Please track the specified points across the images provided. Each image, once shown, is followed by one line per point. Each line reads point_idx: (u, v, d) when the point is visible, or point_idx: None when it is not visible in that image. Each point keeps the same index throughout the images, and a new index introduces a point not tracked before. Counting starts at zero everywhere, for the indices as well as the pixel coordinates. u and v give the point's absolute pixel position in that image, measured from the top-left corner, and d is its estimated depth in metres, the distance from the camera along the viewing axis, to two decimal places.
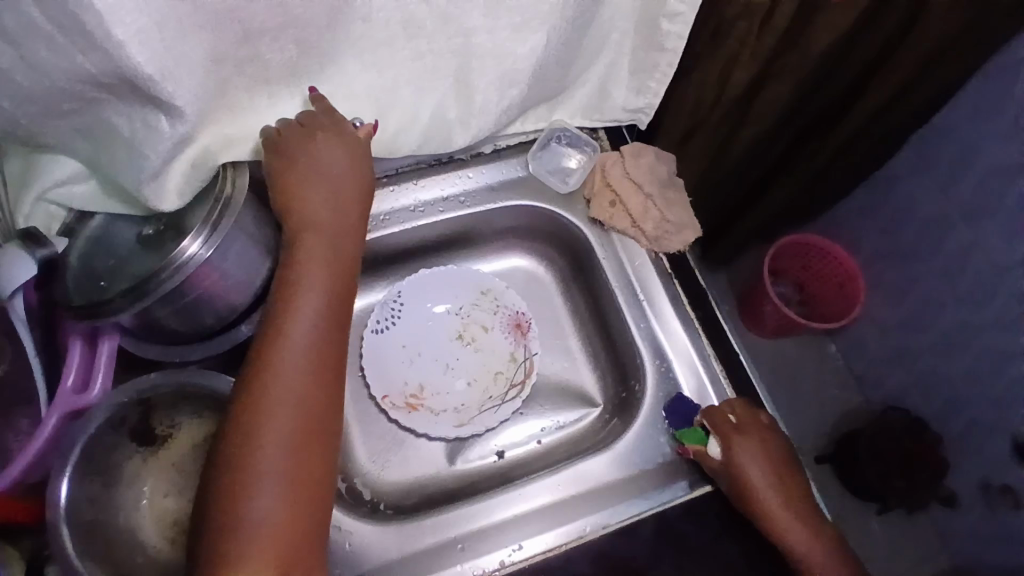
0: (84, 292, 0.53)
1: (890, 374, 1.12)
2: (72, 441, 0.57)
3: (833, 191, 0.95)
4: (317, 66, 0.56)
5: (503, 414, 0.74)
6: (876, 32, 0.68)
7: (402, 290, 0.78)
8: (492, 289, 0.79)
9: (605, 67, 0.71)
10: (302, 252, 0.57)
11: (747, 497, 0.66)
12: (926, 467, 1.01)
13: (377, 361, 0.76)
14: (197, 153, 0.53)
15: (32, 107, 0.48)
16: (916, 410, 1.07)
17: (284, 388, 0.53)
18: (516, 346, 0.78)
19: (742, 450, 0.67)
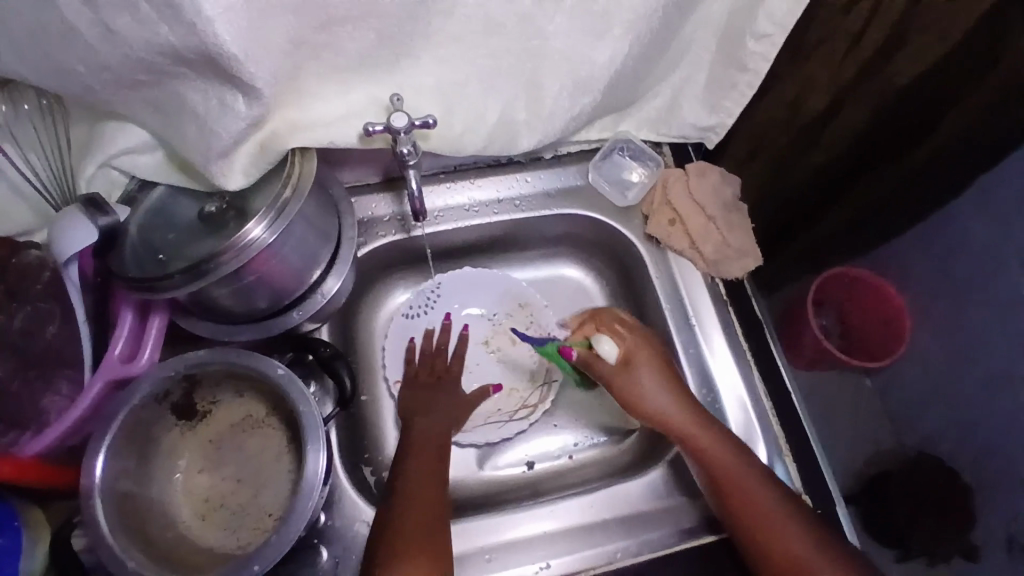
0: (143, 264, 0.53)
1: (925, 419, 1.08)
2: (114, 411, 0.56)
3: (898, 221, 0.91)
4: (392, 59, 0.55)
5: (510, 432, 0.72)
6: (958, 67, 0.65)
7: (442, 281, 0.77)
8: (528, 303, 0.77)
9: (679, 82, 0.68)
10: (427, 389, 0.69)
11: (637, 393, 0.66)
12: (956, 516, 1.00)
13: (398, 346, 0.75)
14: (267, 137, 0.53)
15: (108, 76, 0.47)
16: (949, 458, 1.05)
17: (406, 479, 0.60)
18: (540, 367, 0.76)
19: (634, 349, 0.68)
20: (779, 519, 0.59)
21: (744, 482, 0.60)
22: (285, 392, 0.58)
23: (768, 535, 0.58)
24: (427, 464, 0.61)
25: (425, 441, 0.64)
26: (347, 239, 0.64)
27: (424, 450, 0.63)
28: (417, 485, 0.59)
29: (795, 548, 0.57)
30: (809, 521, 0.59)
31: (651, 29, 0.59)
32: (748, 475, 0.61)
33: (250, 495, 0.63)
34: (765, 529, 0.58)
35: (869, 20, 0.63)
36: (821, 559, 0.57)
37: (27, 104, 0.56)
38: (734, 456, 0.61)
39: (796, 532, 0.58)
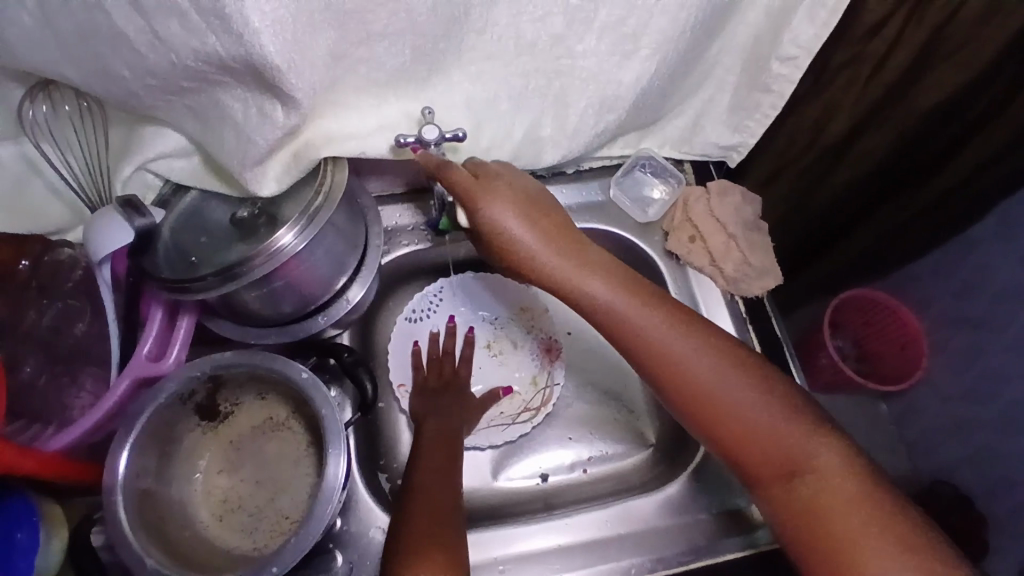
0: (175, 265, 0.54)
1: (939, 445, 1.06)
2: (139, 409, 0.57)
3: (915, 245, 0.92)
4: (424, 74, 0.56)
5: (512, 435, 0.72)
6: (983, 95, 0.66)
7: (445, 286, 0.77)
8: (531, 308, 0.78)
9: (704, 102, 0.69)
10: (436, 395, 0.70)
11: (524, 259, 0.60)
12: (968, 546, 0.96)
13: (403, 349, 0.74)
14: (301, 145, 0.54)
15: (152, 81, 0.48)
16: (963, 485, 1.02)
17: (423, 465, 0.62)
18: (540, 370, 0.76)
19: (500, 196, 0.58)
20: (705, 378, 0.57)
21: (665, 350, 0.58)
22: (309, 397, 0.58)
23: (698, 399, 0.56)
24: (437, 474, 0.61)
25: (430, 448, 0.64)
26: (373, 247, 0.65)
27: (433, 462, 0.62)
28: (428, 495, 0.58)
29: (725, 404, 0.56)
30: (735, 368, 0.57)
31: (679, 51, 0.60)
32: (667, 339, 0.58)
33: (267, 498, 0.64)
34: (692, 393, 0.57)
35: (894, 45, 0.64)
36: (751, 408, 0.55)
37: (66, 105, 0.56)
38: (651, 325, 0.58)
39: (725, 387, 0.56)
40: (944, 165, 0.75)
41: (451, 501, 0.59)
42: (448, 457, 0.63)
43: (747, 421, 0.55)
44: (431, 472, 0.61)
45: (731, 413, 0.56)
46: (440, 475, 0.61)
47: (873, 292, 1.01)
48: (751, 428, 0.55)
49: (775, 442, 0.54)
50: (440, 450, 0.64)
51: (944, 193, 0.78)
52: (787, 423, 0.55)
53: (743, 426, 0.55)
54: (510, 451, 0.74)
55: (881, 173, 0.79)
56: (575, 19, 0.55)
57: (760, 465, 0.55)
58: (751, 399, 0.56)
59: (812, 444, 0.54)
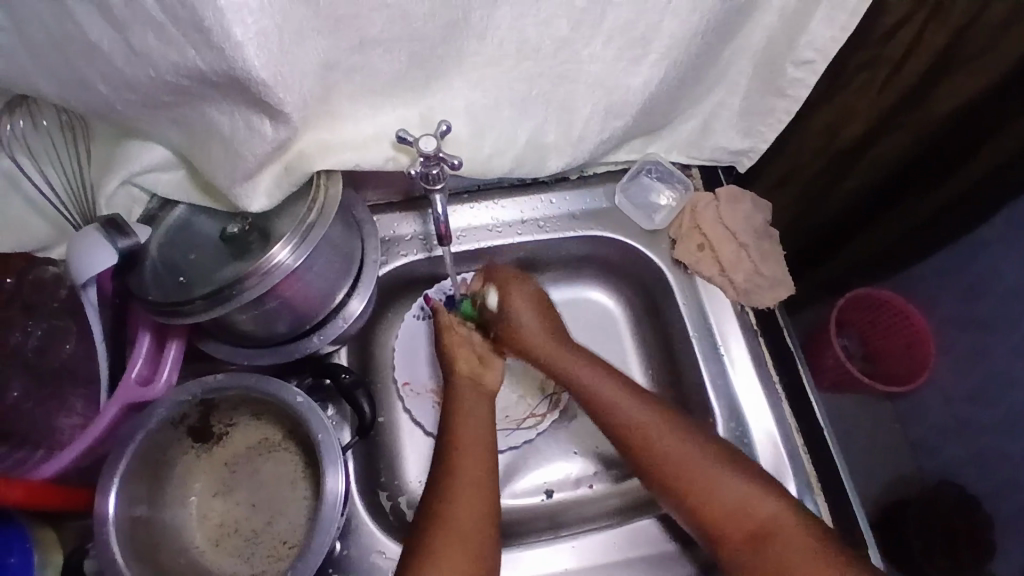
0: (163, 286, 0.51)
1: (944, 446, 1.03)
2: (130, 435, 0.55)
3: (919, 247, 0.90)
4: (422, 81, 0.53)
5: (514, 442, 0.70)
6: (996, 103, 0.64)
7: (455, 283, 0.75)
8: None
9: (713, 106, 0.66)
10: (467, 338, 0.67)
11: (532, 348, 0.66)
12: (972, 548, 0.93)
13: (410, 347, 0.72)
14: (292, 159, 0.51)
15: (132, 95, 0.45)
16: (969, 488, 0.99)
17: (465, 437, 0.60)
18: (548, 376, 0.74)
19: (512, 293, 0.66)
20: (686, 458, 0.59)
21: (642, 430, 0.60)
22: (304, 422, 0.56)
23: (676, 474, 0.59)
24: (471, 480, 0.57)
25: (466, 442, 0.60)
26: (370, 261, 0.62)
27: (472, 459, 0.58)
28: (461, 507, 0.55)
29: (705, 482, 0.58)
30: (694, 442, 0.59)
31: (689, 55, 0.57)
32: (647, 419, 0.61)
33: (264, 522, 0.62)
34: (671, 471, 0.59)
35: (910, 49, 0.61)
36: (719, 488, 0.57)
37: (46, 118, 0.55)
38: (627, 405, 0.61)
39: (703, 466, 0.58)
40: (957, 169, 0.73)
41: (482, 483, 0.57)
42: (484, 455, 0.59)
43: (723, 500, 0.57)
44: (466, 476, 0.57)
45: (710, 493, 0.57)
46: (474, 479, 0.57)
47: (880, 291, 0.97)
48: (727, 506, 0.57)
49: (750, 515, 0.56)
50: (477, 444, 0.60)
51: (955, 195, 0.76)
52: (754, 496, 0.57)
53: (722, 504, 0.57)
54: (513, 467, 0.72)
55: (892, 180, 0.76)
56: (581, 23, 0.52)
57: (735, 538, 0.57)
58: (715, 476, 0.58)
59: (781, 515, 0.56)
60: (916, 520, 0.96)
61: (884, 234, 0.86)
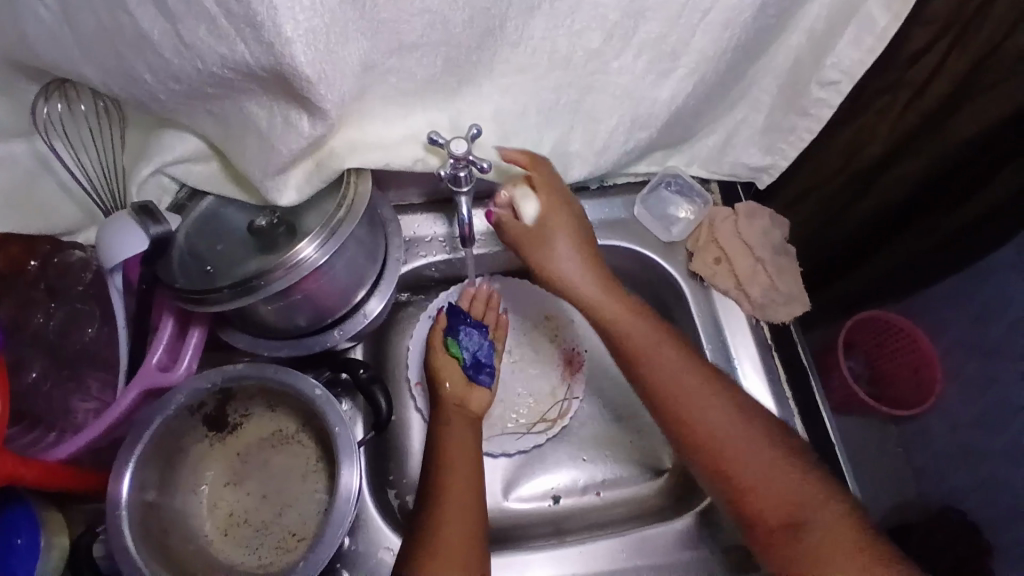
0: (189, 275, 0.52)
1: (948, 471, 1.02)
2: (147, 421, 0.55)
3: (929, 271, 0.90)
4: (455, 85, 0.54)
5: (525, 444, 0.71)
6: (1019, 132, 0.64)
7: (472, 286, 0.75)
8: (556, 317, 0.78)
9: (736, 122, 0.67)
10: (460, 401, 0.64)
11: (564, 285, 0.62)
12: None
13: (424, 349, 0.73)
14: (325, 155, 0.52)
15: (175, 85, 0.47)
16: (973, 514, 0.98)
17: (455, 438, 0.60)
18: (561, 382, 0.75)
19: (547, 241, 0.61)
20: (721, 431, 0.58)
21: (692, 407, 0.59)
22: (321, 413, 0.57)
23: (712, 445, 0.58)
24: (458, 519, 0.55)
25: (450, 480, 0.57)
26: (392, 259, 0.63)
27: (459, 499, 0.56)
28: (454, 548, 0.53)
29: (744, 455, 0.57)
30: (732, 414, 0.58)
31: (717, 71, 0.58)
32: (689, 388, 0.59)
33: (274, 513, 0.62)
34: (706, 439, 0.58)
35: (935, 74, 0.61)
36: (750, 462, 0.56)
37: (83, 104, 0.55)
38: (676, 374, 0.60)
39: (743, 440, 0.57)
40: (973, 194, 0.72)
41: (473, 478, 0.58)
42: (468, 493, 0.56)
43: (755, 478, 0.56)
44: (456, 517, 0.55)
45: (734, 463, 0.57)
46: (462, 518, 0.55)
47: (885, 313, 0.98)
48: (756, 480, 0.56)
49: (775, 493, 0.55)
50: (462, 479, 0.57)
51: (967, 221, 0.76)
52: (783, 477, 0.55)
53: (751, 480, 0.56)
54: (520, 470, 0.72)
55: (909, 202, 0.76)
56: (613, 35, 0.53)
57: (759, 509, 0.55)
58: (750, 450, 0.57)
59: (818, 506, 0.54)
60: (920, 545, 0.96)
61: (896, 257, 0.86)
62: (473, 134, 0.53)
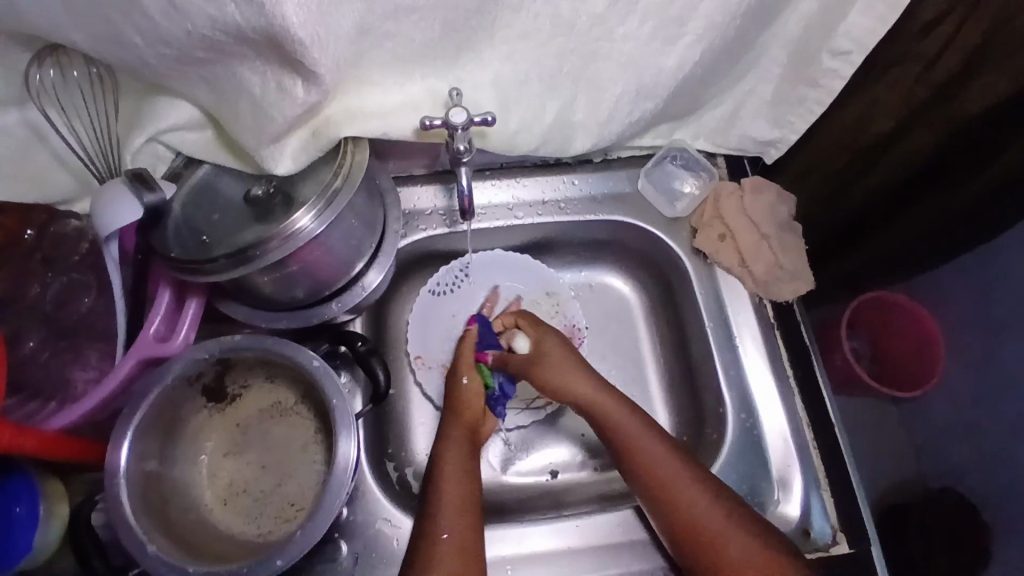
0: (184, 244, 0.51)
1: (949, 452, 1.02)
2: (144, 392, 0.55)
3: (933, 252, 0.89)
4: (454, 52, 0.53)
5: (525, 419, 0.72)
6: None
7: (471, 262, 0.75)
8: (558, 293, 0.76)
9: (744, 94, 0.65)
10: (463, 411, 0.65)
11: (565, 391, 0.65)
12: (971, 555, 0.93)
13: (423, 324, 0.73)
14: (321, 124, 0.51)
15: (166, 49, 0.45)
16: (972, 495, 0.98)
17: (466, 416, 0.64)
18: None
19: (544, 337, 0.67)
20: (700, 514, 0.58)
21: (672, 492, 0.59)
22: (318, 385, 0.56)
23: (693, 527, 0.58)
24: (459, 477, 0.59)
25: (451, 441, 0.61)
26: (391, 232, 0.63)
27: (458, 460, 0.60)
28: (454, 505, 0.57)
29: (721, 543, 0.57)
30: (713, 505, 0.58)
31: (724, 39, 0.56)
32: (671, 475, 0.59)
33: (273, 484, 0.62)
34: (687, 528, 0.58)
35: (949, 46, 0.59)
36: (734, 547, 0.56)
37: (75, 70, 0.53)
38: (659, 460, 0.60)
39: (724, 527, 0.57)
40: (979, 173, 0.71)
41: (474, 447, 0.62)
42: (468, 450, 0.61)
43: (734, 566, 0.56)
44: (456, 472, 0.59)
45: (717, 545, 0.57)
46: (461, 475, 0.59)
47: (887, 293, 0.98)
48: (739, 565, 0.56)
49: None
50: (463, 439, 0.62)
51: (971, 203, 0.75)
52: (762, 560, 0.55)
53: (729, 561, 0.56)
54: (519, 444, 0.72)
55: (916, 180, 0.75)
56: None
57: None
58: (732, 537, 0.57)
59: None
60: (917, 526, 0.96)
61: (902, 237, 0.85)
62: (487, 119, 0.53)
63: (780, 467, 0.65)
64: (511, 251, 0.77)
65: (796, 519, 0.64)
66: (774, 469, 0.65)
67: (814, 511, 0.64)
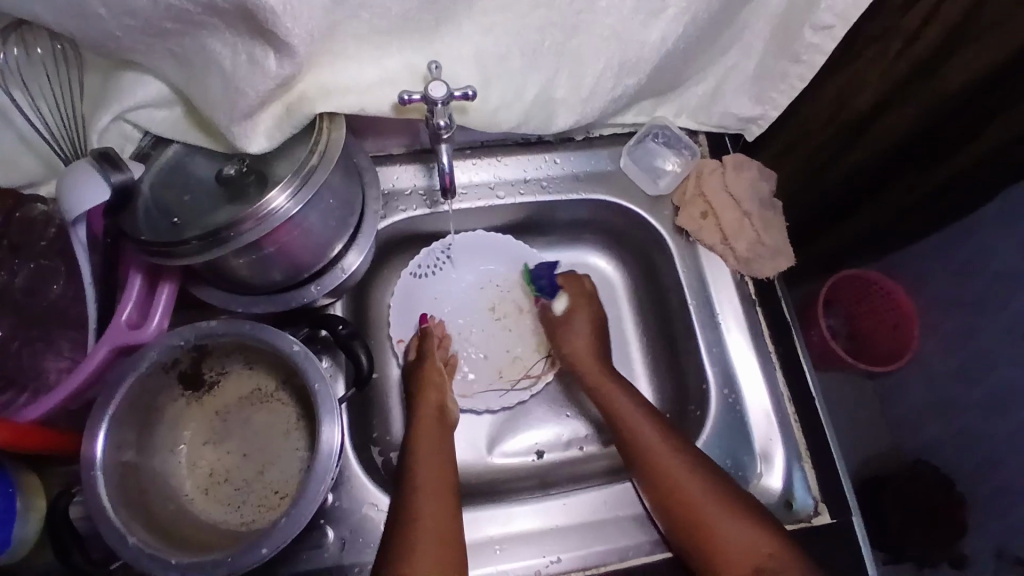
0: (154, 226, 0.49)
1: (923, 425, 1.04)
2: (118, 379, 0.53)
3: (908, 231, 0.91)
4: (433, 24, 0.51)
5: (507, 402, 0.70)
6: (1004, 93, 0.63)
7: (453, 242, 0.74)
8: (541, 273, 0.75)
9: (726, 69, 0.65)
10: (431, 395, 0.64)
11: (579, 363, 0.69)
12: (946, 524, 0.96)
13: (405, 307, 0.72)
14: (296, 99, 0.50)
15: (130, 20, 0.43)
16: (945, 466, 1.01)
17: (432, 409, 0.63)
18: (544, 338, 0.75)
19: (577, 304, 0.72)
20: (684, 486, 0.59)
21: (665, 463, 0.61)
22: (299, 369, 0.55)
23: (685, 495, 0.59)
24: (434, 461, 0.59)
25: (425, 434, 0.61)
26: (370, 212, 0.61)
27: (431, 449, 0.60)
28: (429, 484, 0.57)
29: (711, 513, 0.57)
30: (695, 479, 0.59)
31: (707, 11, 0.56)
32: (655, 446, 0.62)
33: (256, 471, 0.61)
34: (672, 493, 0.59)
35: (930, 20, 0.58)
36: (719, 519, 0.57)
37: (40, 47, 0.52)
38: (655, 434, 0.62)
39: (709, 499, 0.58)
40: (954, 152, 0.72)
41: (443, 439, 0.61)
42: (442, 442, 0.61)
43: (716, 527, 0.57)
44: (431, 463, 0.58)
45: (704, 518, 0.58)
46: (437, 462, 0.59)
47: (865, 271, 0.99)
48: (725, 535, 0.56)
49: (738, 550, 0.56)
50: (436, 432, 0.62)
51: (946, 181, 0.76)
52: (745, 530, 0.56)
53: (716, 531, 0.57)
54: (505, 425, 0.72)
55: (894, 155, 0.76)
56: None
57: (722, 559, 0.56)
58: (716, 510, 0.57)
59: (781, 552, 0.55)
60: (893, 499, 1.00)
61: (880, 213, 0.85)
62: (467, 92, 0.52)
63: (762, 441, 0.66)
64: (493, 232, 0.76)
65: (777, 490, 0.65)
66: (757, 443, 0.66)
67: (796, 483, 0.65)
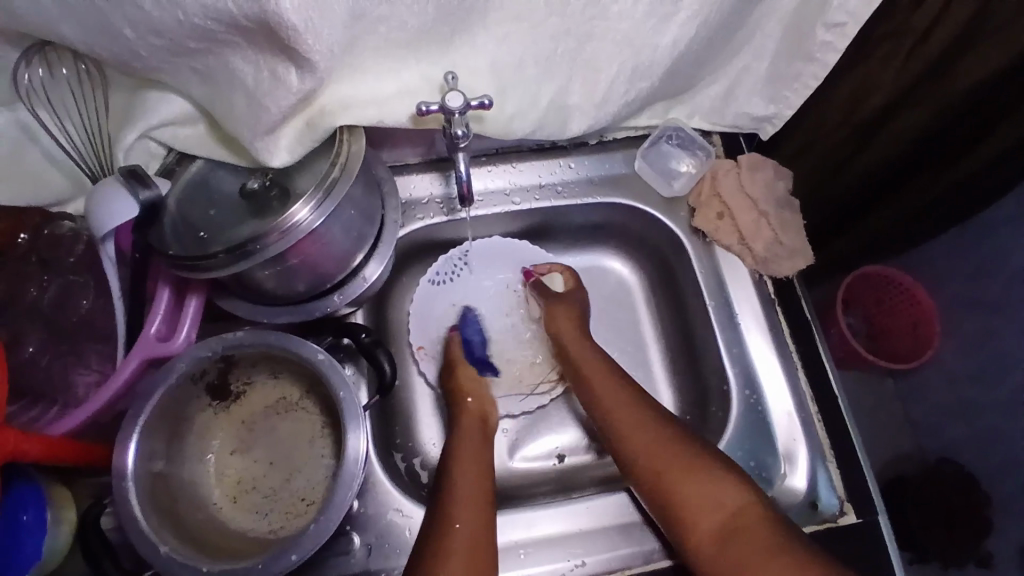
0: (181, 241, 0.51)
1: (945, 423, 1.03)
2: (149, 392, 0.54)
3: (918, 233, 0.91)
4: (448, 36, 0.52)
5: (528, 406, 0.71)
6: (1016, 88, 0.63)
7: (470, 249, 0.75)
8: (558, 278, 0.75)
9: (739, 71, 0.65)
10: (469, 411, 0.66)
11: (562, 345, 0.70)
12: (971, 523, 0.95)
13: (424, 314, 0.73)
14: (317, 113, 0.51)
15: (157, 41, 0.45)
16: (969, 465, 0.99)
17: (471, 425, 0.64)
18: None
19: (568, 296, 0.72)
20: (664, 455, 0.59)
21: (626, 421, 0.62)
22: (325, 378, 0.56)
23: (666, 462, 0.58)
24: (472, 463, 0.60)
25: (464, 443, 0.62)
26: (389, 221, 0.62)
27: (470, 460, 0.60)
28: (467, 493, 0.57)
29: (680, 472, 0.57)
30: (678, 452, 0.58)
31: (720, 14, 0.56)
32: (632, 420, 0.62)
33: (283, 479, 0.62)
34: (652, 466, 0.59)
35: (941, 17, 0.59)
36: (705, 486, 0.56)
37: (64, 67, 0.53)
38: (627, 408, 0.63)
39: (689, 468, 0.57)
40: (967, 150, 0.72)
41: (485, 454, 0.62)
42: (480, 456, 0.61)
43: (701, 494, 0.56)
44: (468, 472, 0.59)
45: (684, 485, 0.57)
46: (475, 476, 0.59)
47: (882, 268, 0.98)
48: (700, 497, 0.56)
49: (716, 505, 0.55)
50: (476, 444, 0.62)
51: (958, 180, 0.76)
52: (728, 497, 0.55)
53: (696, 495, 0.56)
54: (525, 429, 0.73)
55: (906, 155, 0.75)
56: None
57: (701, 522, 0.55)
58: (702, 477, 0.56)
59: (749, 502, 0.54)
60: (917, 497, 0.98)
61: (895, 211, 0.85)
62: (484, 101, 0.52)
63: (785, 441, 0.66)
64: (509, 238, 0.76)
65: (802, 490, 0.64)
66: (779, 442, 0.66)
67: (821, 484, 0.64)
